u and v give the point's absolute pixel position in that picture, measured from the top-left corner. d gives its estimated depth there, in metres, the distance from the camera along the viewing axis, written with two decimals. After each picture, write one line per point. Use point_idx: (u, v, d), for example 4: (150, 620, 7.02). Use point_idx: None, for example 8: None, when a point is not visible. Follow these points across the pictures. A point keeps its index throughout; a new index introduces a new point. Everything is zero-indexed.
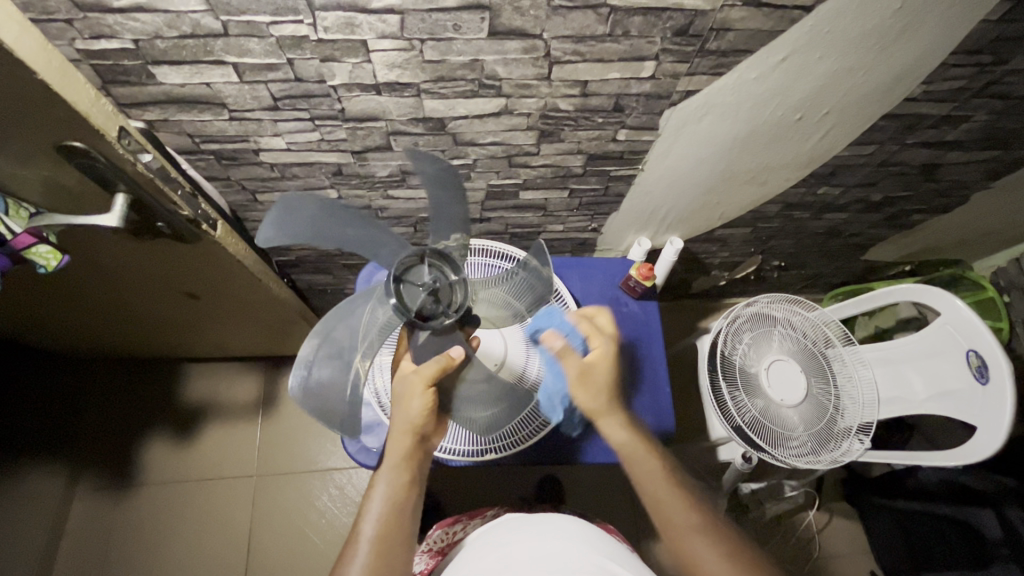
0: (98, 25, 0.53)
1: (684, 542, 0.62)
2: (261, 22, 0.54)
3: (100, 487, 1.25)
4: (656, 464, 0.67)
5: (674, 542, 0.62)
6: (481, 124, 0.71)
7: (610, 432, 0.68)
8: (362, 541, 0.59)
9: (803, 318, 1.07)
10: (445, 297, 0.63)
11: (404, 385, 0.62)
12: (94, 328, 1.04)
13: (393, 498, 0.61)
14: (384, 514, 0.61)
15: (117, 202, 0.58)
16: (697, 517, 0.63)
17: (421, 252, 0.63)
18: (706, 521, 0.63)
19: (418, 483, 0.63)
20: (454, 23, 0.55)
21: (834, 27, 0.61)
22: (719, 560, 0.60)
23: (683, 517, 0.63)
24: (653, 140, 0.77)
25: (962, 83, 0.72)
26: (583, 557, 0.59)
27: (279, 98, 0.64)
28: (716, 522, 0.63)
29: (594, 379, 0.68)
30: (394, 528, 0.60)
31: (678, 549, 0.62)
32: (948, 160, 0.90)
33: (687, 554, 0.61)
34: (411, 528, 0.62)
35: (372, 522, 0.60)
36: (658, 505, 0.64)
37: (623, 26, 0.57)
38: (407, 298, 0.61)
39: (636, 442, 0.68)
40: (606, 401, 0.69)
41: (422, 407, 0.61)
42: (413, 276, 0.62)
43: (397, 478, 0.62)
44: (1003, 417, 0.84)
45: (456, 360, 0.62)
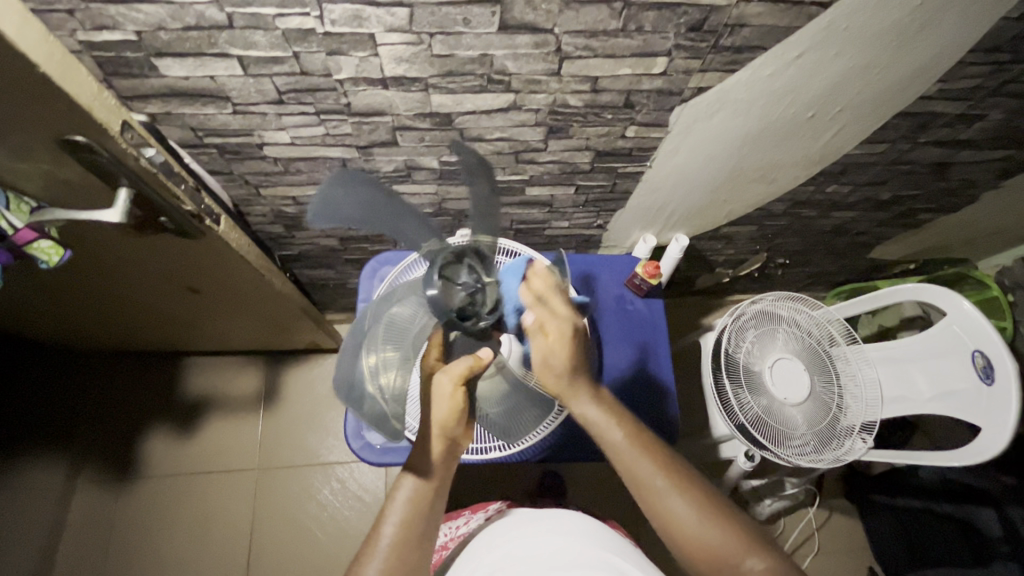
0: (100, 15, 0.51)
1: (658, 506, 0.59)
2: (267, 14, 0.52)
3: (102, 480, 1.25)
4: (627, 434, 0.62)
5: (650, 506, 0.60)
6: (489, 120, 0.70)
7: (578, 410, 0.62)
8: (382, 543, 0.57)
9: (808, 316, 1.06)
10: (483, 298, 0.60)
11: (433, 385, 0.60)
12: (96, 322, 1.03)
13: (414, 503, 0.59)
14: (407, 517, 0.58)
15: (119, 197, 0.56)
16: (669, 479, 0.60)
17: (461, 249, 0.59)
18: (677, 481, 0.60)
19: (443, 487, 0.61)
20: (464, 17, 0.54)
21: (850, 24, 0.60)
22: (694, 519, 0.58)
23: (653, 482, 0.60)
24: (662, 137, 0.76)
25: (977, 81, 0.71)
26: (591, 554, 0.59)
27: (284, 91, 0.63)
28: (687, 479, 0.60)
29: (553, 363, 0.59)
30: (413, 533, 0.58)
31: (654, 513, 0.60)
32: (959, 158, 0.89)
33: (663, 517, 0.59)
34: (429, 532, 0.59)
35: (394, 523, 0.58)
36: (635, 475, 0.60)
37: (637, 21, 0.56)
38: (446, 297, 0.59)
39: (610, 413, 0.62)
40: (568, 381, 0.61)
41: (451, 406, 0.59)
42: (453, 274, 0.59)
43: (422, 485, 0.59)
44: (1007, 418, 0.84)
45: (485, 359, 0.60)
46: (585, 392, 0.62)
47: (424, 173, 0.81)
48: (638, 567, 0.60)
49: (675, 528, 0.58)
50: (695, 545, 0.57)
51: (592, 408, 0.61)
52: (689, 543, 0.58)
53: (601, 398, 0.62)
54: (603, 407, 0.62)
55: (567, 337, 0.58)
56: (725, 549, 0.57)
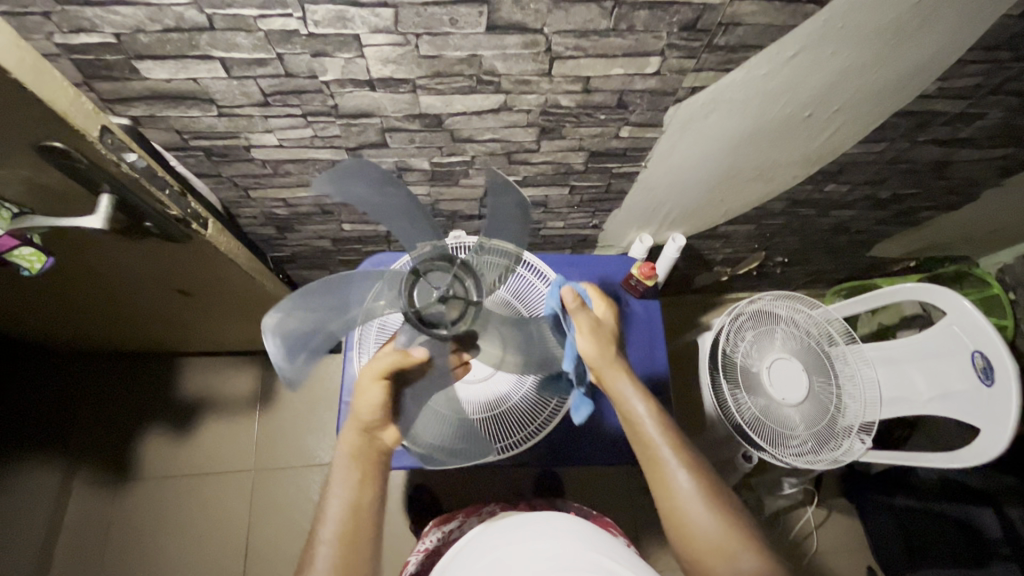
0: (77, 18, 0.50)
1: (668, 483, 0.60)
2: (248, 16, 0.51)
3: (96, 482, 1.24)
4: (654, 412, 0.64)
5: (659, 480, 0.61)
6: (480, 120, 0.69)
7: (612, 385, 0.66)
8: (317, 545, 0.55)
9: (807, 316, 1.05)
10: (460, 297, 0.62)
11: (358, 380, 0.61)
12: (87, 325, 1.02)
13: (348, 501, 0.58)
14: (339, 517, 0.57)
15: (102, 203, 0.56)
16: (686, 460, 0.61)
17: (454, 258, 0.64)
18: (692, 463, 0.61)
19: (374, 477, 0.60)
20: (450, 17, 0.52)
21: (848, 23, 0.58)
22: (699, 502, 0.58)
23: (670, 458, 0.61)
24: (656, 138, 0.75)
25: (978, 80, 0.69)
26: (579, 556, 0.58)
27: (269, 93, 0.61)
28: (702, 467, 0.61)
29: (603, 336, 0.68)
30: (354, 526, 0.57)
31: (659, 488, 0.61)
32: (960, 157, 0.88)
33: (671, 495, 0.59)
34: (371, 525, 0.58)
35: (331, 523, 0.57)
36: (653, 449, 0.62)
37: (628, 21, 0.55)
38: (425, 306, 0.61)
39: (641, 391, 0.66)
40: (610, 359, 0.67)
41: (373, 400, 0.60)
42: (427, 284, 0.62)
43: (352, 478, 0.59)
44: (1007, 419, 0.83)
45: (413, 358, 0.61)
46: (621, 369, 0.67)
47: (416, 174, 0.80)
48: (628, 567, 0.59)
49: (679, 508, 0.59)
50: (692, 528, 0.58)
51: (624, 383, 0.66)
52: (688, 525, 0.58)
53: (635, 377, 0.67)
54: (637, 385, 0.66)
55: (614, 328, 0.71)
56: (725, 540, 0.56)
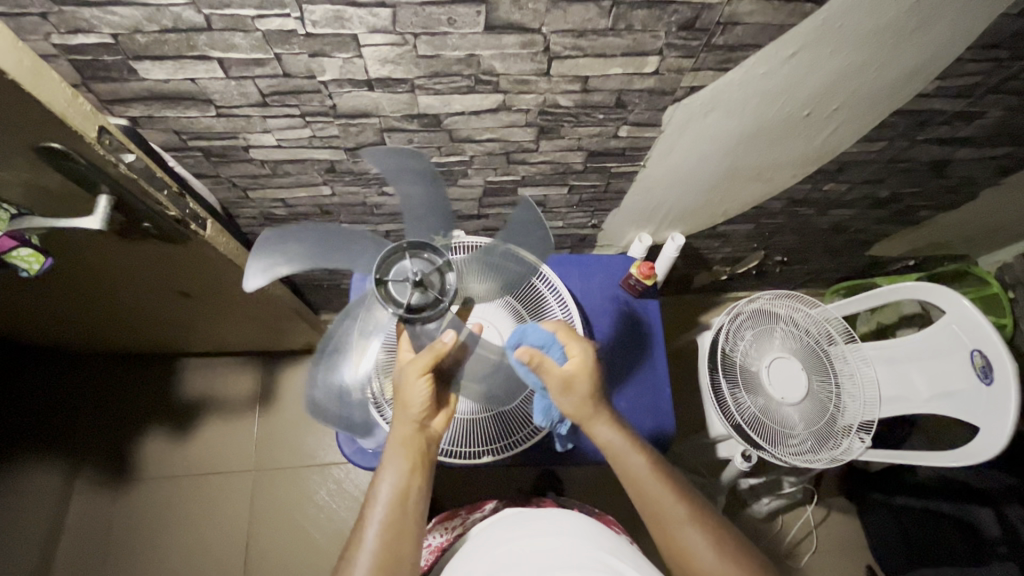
0: (75, 18, 0.50)
1: (675, 535, 0.59)
2: (246, 16, 0.51)
3: (96, 482, 1.24)
4: (646, 460, 0.63)
5: (664, 533, 0.60)
6: (478, 121, 0.69)
7: (597, 438, 0.64)
8: (369, 533, 0.57)
9: (806, 315, 1.05)
10: (430, 285, 0.63)
11: (400, 376, 0.61)
12: (86, 325, 1.02)
13: (397, 489, 0.59)
14: (390, 506, 0.58)
15: (100, 203, 0.56)
16: (688, 510, 0.60)
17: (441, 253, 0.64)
18: (694, 512, 0.60)
19: (423, 466, 0.61)
20: (448, 17, 0.52)
21: (847, 21, 0.58)
22: (708, 551, 0.57)
23: (671, 508, 0.60)
24: (656, 137, 0.74)
25: (977, 79, 0.69)
26: (585, 554, 0.57)
27: (268, 94, 0.61)
28: (704, 513, 0.60)
29: (576, 383, 0.63)
30: (402, 515, 0.58)
31: (666, 541, 0.60)
32: (958, 156, 0.88)
33: (676, 546, 0.59)
34: (417, 515, 0.59)
35: (381, 507, 0.58)
36: (653, 504, 0.61)
37: (626, 20, 0.55)
38: (397, 295, 0.62)
39: (630, 440, 0.64)
40: (588, 407, 0.64)
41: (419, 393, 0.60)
42: (399, 272, 0.63)
43: (402, 466, 0.60)
44: (1006, 417, 0.83)
45: (448, 345, 0.61)
46: (607, 418, 0.64)
47: None
48: (633, 566, 0.59)
49: (689, 560, 0.58)
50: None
51: (613, 434, 0.64)
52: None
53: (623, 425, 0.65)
54: (626, 435, 0.64)
55: (589, 364, 0.63)
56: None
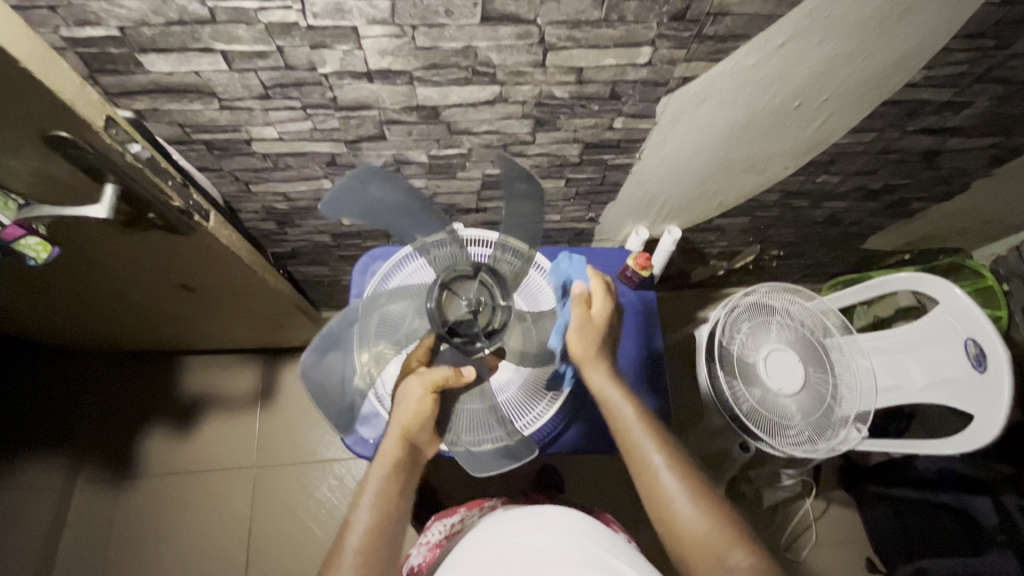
0: (83, 11, 0.52)
1: (654, 482, 0.61)
2: (249, 8, 0.52)
3: (100, 480, 1.25)
4: (635, 409, 0.66)
5: (644, 482, 0.62)
6: (475, 113, 0.70)
7: (594, 383, 0.68)
8: (347, 551, 0.57)
9: (802, 307, 1.06)
10: (484, 318, 0.66)
11: (403, 388, 0.65)
12: (90, 321, 1.03)
13: (379, 506, 0.60)
14: (371, 524, 0.58)
15: (106, 193, 0.57)
16: (669, 458, 0.62)
17: (505, 298, 0.68)
18: (676, 461, 0.62)
19: (407, 492, 0.62)
20: (445, 8, 0.54)
21: (833, 11, 0.60)
22: (683, 498, 0.59)
23: (652, 457, 0.63)
24: (650, 128, 0.76)
25: (964, 68, 0.71)
26: (588, 555, 0.57)
27: (269, 86, 0.63)
28: (688, 465, 0.63)
29: (592, 329, 0.70)
30: (382, 539, 0.58)
31: (647, 490, 0.62)
32: (948, 146, 0.89)
33: (656, 490, 0.61)
34: (392, 542, 0.59)
35: (359, 531, 0.58)
36: (637, 453, 0.64)
37: (619, 11, 0.56)
38: (450, 310, 0.65)
39: (623, 391, 0.68)
40: (595, 352, 0.69)
41: (417, 406, 0.64)
42: (459, 288, 0.66)
43: (386, 488, 0.61)
44: (999, 404, 0.84)
45: (466, 376, 0.66)
46: (604, 371, 0.69)
47: (414, 167, 0.81)
48: (631, 566, 0.59)
49: (665, 507, 0.60)
50: (678, 525, 0.58)
51: (605, 381, 0.68)
52: (676, 524, 0.59)
53: (619, 381, 0.69)
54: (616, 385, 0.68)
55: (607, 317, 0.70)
56: (711, 538, 0.57)
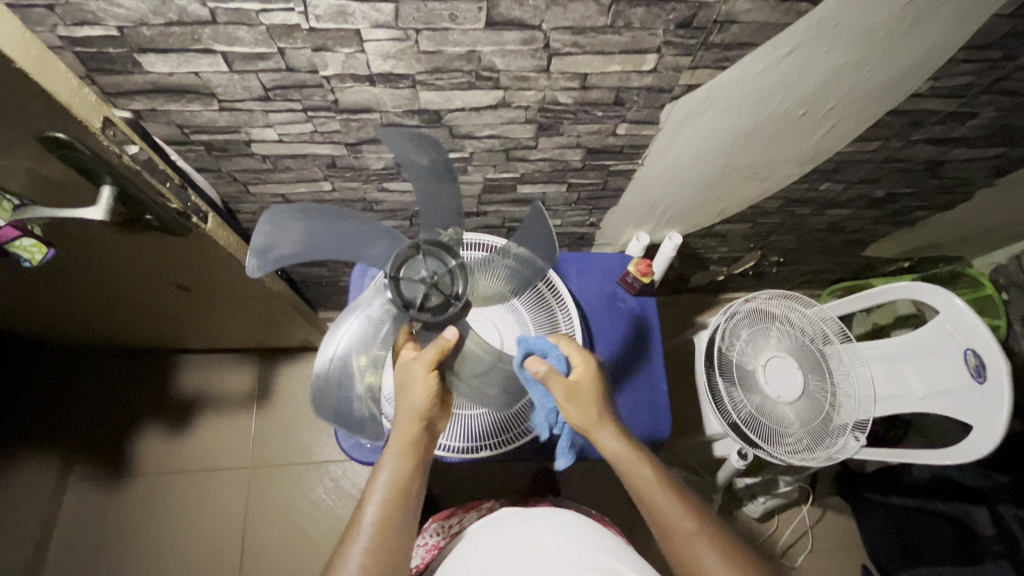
0: (81, 10, 0.51)
1: (685, 546, 0.59)
2: (250, 10, 0.52)
3: (93, 479, 1.24)
4: (653, 472, 0.64)
5: (677, 551, 0.60)
6: (478, 117, 0.69)
7: (606, 447, 0.66)
8: (365, 525, 0.57)
9: (802, 314, 1.05)
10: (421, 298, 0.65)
11: (407, 372, 0.63)
12: (85, 320, 1.02)
13: (397, 484, 0.60)
14: (387, 499, 0.58)
15: (103, 194, 0.56)
16: (698, 522, 0.60)
17: (449, 303, 0.66)
18: (703, 525, 0.60)
19: (423, 468, 0.62)
20: (450, 13, 0.53)
21: (841, 21, 0.59)
22: (720, 565, 0.57)
23: (681, 524, 0.60)
24: (653, 135, 0.75)
25: (971, 79, 0.71)
26: (589, 556, 0.56)
27: (270, 88, 0.62)
28: (716, 528, 0.61)
29: (582, 392, 0.66)
30: (397, 520, 0.58)
31: (675, 552, 0.60)
32: (952, 156, 0.89)
33: (691, 560, 0.59)
34: (409, 518, 0.59)
35: (377, 503, 0.58)
36: (664, 519, 0.61)
37: (625, 18, 0.55)
38: (406, 292, 0.65)
39: (634, 453, 0.65)
40: (596, 414, 0.66)
41: (426, 389, 0.62)
42: (412, 270, 0.66)
43: (404, 465, 0.60)
44: (999, 414, 0.84)
45: (452, 340, 0.64)
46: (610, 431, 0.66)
47: None
48: (632, 567, 0.57)
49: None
50: None
51: (617, 444, 0.66)
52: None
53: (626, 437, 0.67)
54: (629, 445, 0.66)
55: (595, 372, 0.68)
56: None
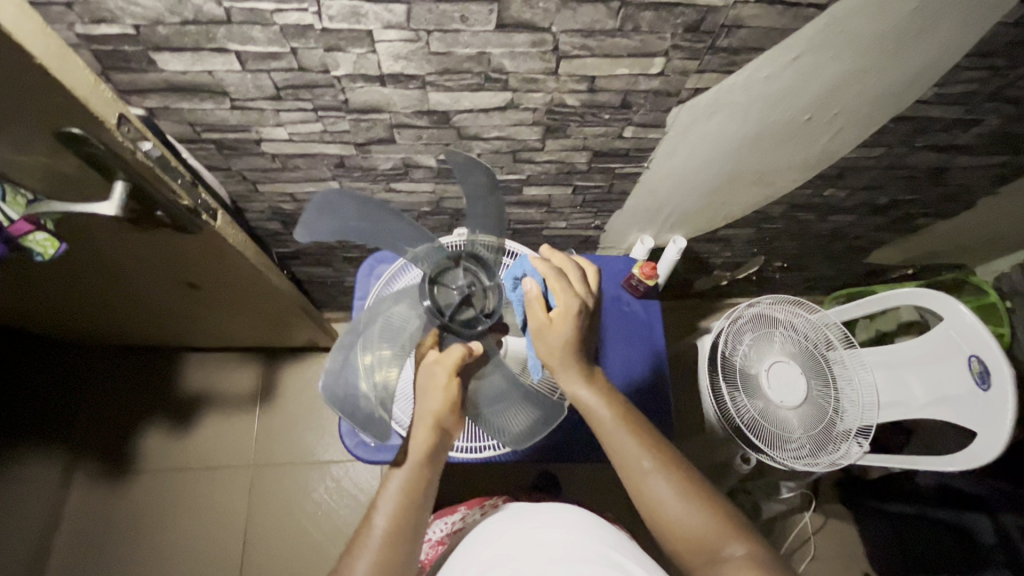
0: (99, 9, 0.52)
1: (642, 485, 0.60)
2: (265, 10, 0.52)
3: (97, 476, 1.24)
4: (615, 413, 0.64)
5: (635, 489, 0.61)
6: (487, 118, 0.70)
7: (569, 388, 0.65)
8: (373, 536, 0.57)
9: (805, 320, 1.06)
10: (460, 304, 0.65)
11: (427, 376, 0.62)
12: (92, 316, 1.02)
13: (407, 496, 0.59)
14: (396, 511, 0.58)
15: (116, 189, 0.57)
16: (657, 461, 0.61)
17: (483, 313, 0.66)
18: (664, 463, 0.61)
19: (435, 480, 0.62)
20: (461, 14, 0.54)
21: (848, 27, 0.60)
22: (675, 501, 0.58)
23: (639, 462, 0.61)
24: (659, 138, 0.76)
25: (975, 86, 0.71)
26: (593, 551, 0.57)
27: (282, 87, 0.63)
28: (676, 465, 0.61)
29: (553, 333, 0.64)
30: (405, 531, 0.58)
31: (634, 490, 0.61)
32: (956, 163, 0.89)
33: (648, 498, 0.59)
34: (418, 528, 0.59)
35: (386, 515, 0.58)
36: (623, 458, 0.62)
37: (634, 21, 0.56)
38: (439, 299, 0.65)
39: (599, 393, 0.65)
40: (563, 356, 0.65)
41: (444, 396, 0.62)
42: (447, 279, 0.66)
43: (416, 478, 0.60)
44: (1003, 421, 0.84)
45: (476, 351, 0.64)
46: (577, 372, 0.65)
47: (422, 171, 0.81)
48: (637, 564, 0.57)
49: (659, 511, 0.59)
50: (673, 526, 0.58)
51: (581, 387, 0.65)
52: (669, 523, 0.58)
53: (593, 380, 0.65)
54: (593, 388, 0.65)
55: (574, 313, 0.64)
56: (707, 533, 0.57)
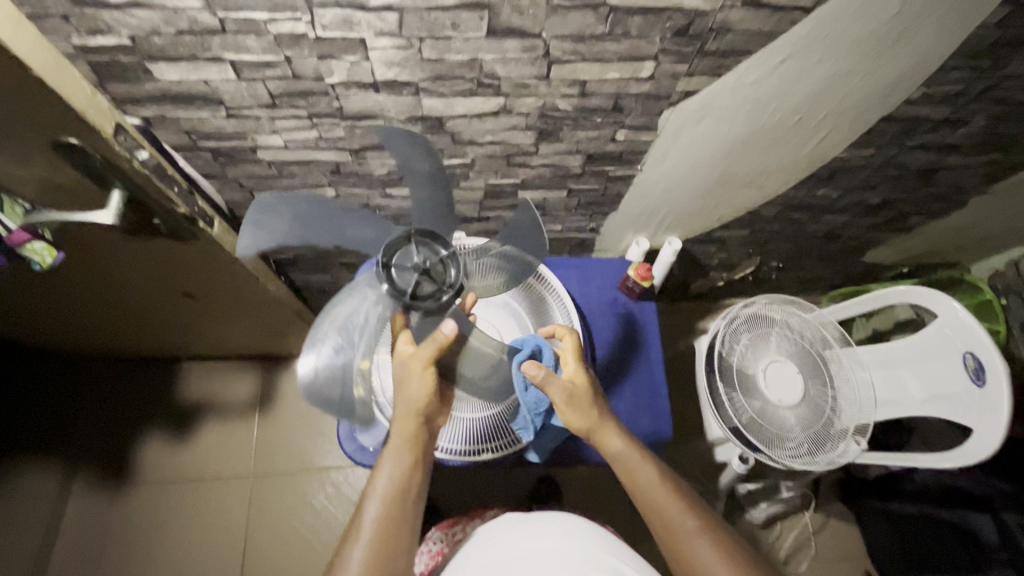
0: (95, 20, 0.53)
1: (683, 547, 0.60)
2: (259, 20, 0.53)
3: (96, 485, 1.24)
4: (656, 472, 0.65)
5: (676, 550, 0.61)
6: (480, 123, 0.71)
7: (608, 446, 0.67)
8: (366, 525, 0.58)
9: (801, 319, 1.06)
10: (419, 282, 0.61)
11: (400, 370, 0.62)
12: (90, 326, 1.03)
13: (395, 485, 0.60)
14: (388, 497, 0.59)
15: (113, 198, 0.58)
16: (699, 523, 0.62)
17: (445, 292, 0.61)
18: (703, 525, 0.61)
19: (422, 464, 0.63)
20: (453, 22, 0.55)
21: (832, 31, 0.61)
22: (720, 565, 0.58)
23: (682, 523, 0.61)
24: (652, 141, 0.77)
25: (962, 86, 0.72)
26: (593, 556, 0.57)
27: (277, 95, 0.64)
28: (718, 528, 0.62)
29: (581, 400, 0.67)
30: (397, 512, 0.59)
31: (678, 556, 0.61)
32: (946, 163, 0.90)
33: (690, 561, 0.59)
34: (415, 507, 0.61)
35: (377, 504, 0.59)
36: (665, 519, 0.62)
37: (623, 26, 0.57)
38: (400, 282, 0.60)
39: (637, 452, 0.67)
40: (597, 417, 0.67)
41: (423, 387, 0.61)
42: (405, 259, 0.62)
43: (400, 462, 0.61)
44: (999, 419, 0.84)
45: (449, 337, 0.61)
46: (616, 430, 0.67)
47: None
48: (636, 568, 0.58)
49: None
50: None
51: (621, 444, 0.67)
52: None
53: (631, 439, 0.67)
54: (632, 446, 0.67)
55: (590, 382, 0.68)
56: None
